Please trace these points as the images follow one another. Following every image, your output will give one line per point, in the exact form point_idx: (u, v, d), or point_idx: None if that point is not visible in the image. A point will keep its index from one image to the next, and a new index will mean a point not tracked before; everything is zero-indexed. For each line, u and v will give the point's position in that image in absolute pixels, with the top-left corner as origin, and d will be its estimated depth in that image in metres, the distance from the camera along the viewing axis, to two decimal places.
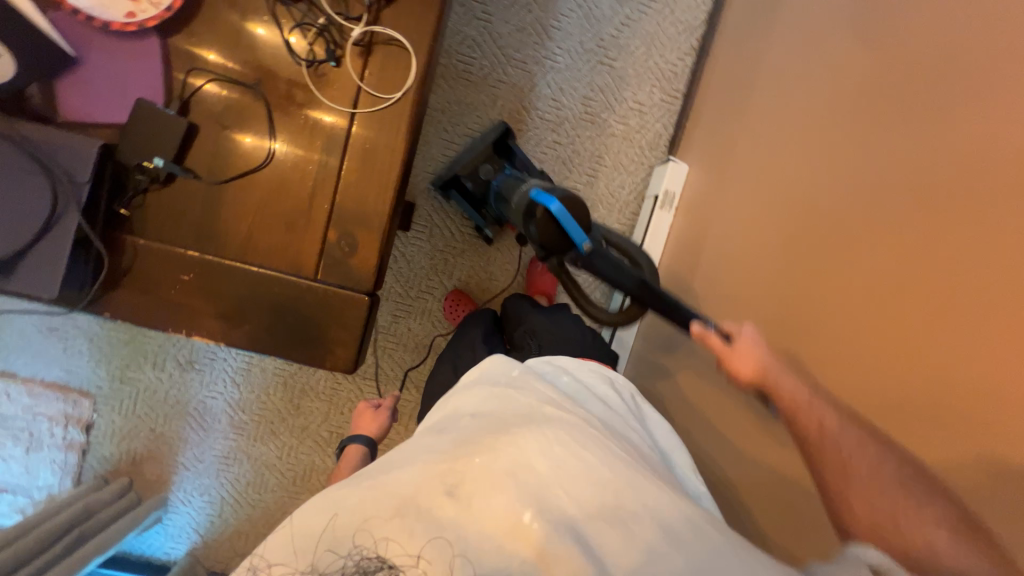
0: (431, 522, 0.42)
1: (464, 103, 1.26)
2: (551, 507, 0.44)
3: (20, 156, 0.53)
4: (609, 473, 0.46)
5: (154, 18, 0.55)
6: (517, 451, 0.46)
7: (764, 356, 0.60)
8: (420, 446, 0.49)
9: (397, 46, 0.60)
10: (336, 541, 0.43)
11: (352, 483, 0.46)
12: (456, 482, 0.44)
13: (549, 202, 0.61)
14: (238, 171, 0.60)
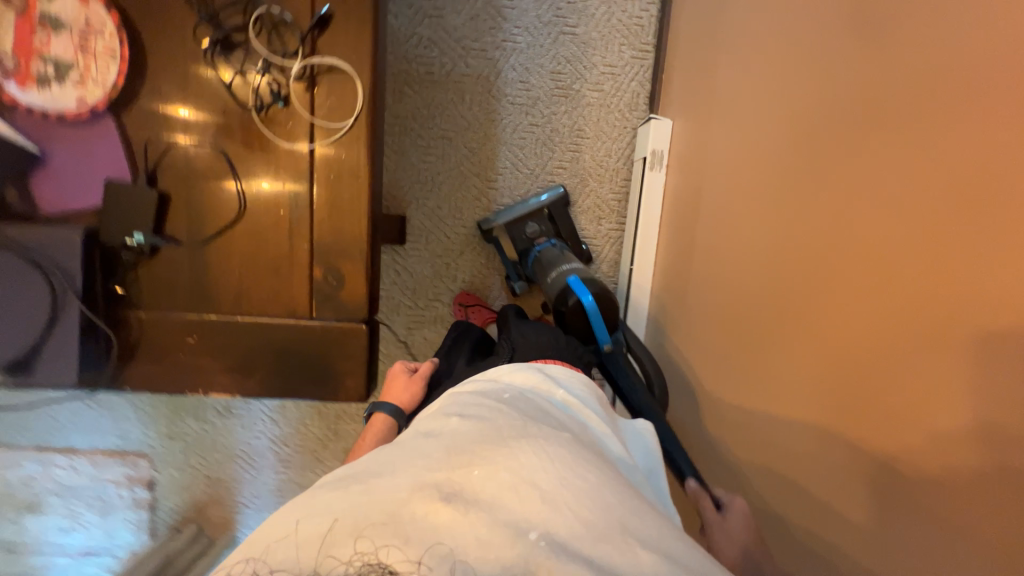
0: (426, 532, 0.37)
1: (433, 106, 1.24)
2: (553, 526, 0.38)
3: (14, 258, 0.56)
4: (613, 495, 0.41)
5: (102, 98, 0.56)
6: (520, 464, 0.41)
7: (749, 536, 0.63)
8: (412, 450, 0.44)
9: (340, 72, 0.59)
10: (336, 545, 0.36)
11: (342, 486, 0.41)
12: (454, 491, 0.39)
13: (585, 296, 0.80)
14: (216, 229, 0.61)
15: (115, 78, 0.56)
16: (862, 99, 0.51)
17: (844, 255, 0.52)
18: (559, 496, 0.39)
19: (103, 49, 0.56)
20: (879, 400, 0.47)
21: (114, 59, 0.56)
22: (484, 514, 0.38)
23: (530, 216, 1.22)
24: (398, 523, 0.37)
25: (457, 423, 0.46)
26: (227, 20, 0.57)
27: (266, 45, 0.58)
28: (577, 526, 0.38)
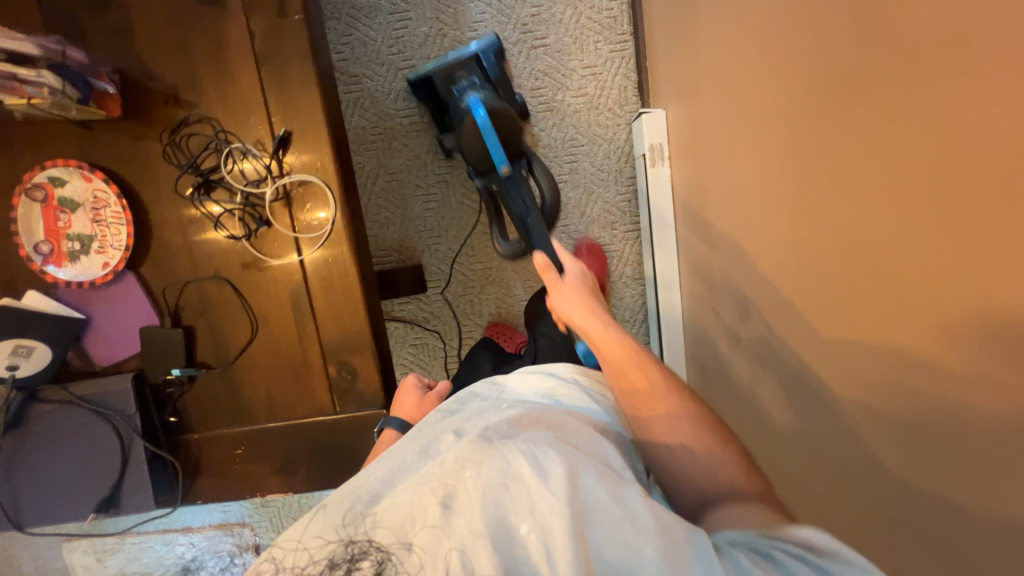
0: (417, 530, 0.45)
1: (424, 153, 1.26)
2: (533, 512, 0.43)
3: (83, 410, 0.64)
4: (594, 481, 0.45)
5: (122, 258, 0.63)
6: (498, 461, 0.46)
7: (584, 282, 0.80)
8: (410, 464, 0.51)
9: (310, 185, 0.62)
10: (333, 534, 0.47)
11: (348, 497, 0.50)
12: (446, 495, 0.45)
13: (478, 110, 0.92)
14: (237, 348, 0.66)
15: (125, 239, 0.63)
16: (839, 92, 0.47)
17: (863, 266, 0.47)
18: (531, 482, 0.44)
19: (113, 216, 0.63)
20: (934, 437, 0.41)
21: (122, 223, 0.63)
22: (467, 508, 0.44)
23: (461, 62, 1.10)
24: (393, 536, 0.45)
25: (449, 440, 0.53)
26: (203, 162, 0.61)
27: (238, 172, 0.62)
28: (558, 512, 0.42)
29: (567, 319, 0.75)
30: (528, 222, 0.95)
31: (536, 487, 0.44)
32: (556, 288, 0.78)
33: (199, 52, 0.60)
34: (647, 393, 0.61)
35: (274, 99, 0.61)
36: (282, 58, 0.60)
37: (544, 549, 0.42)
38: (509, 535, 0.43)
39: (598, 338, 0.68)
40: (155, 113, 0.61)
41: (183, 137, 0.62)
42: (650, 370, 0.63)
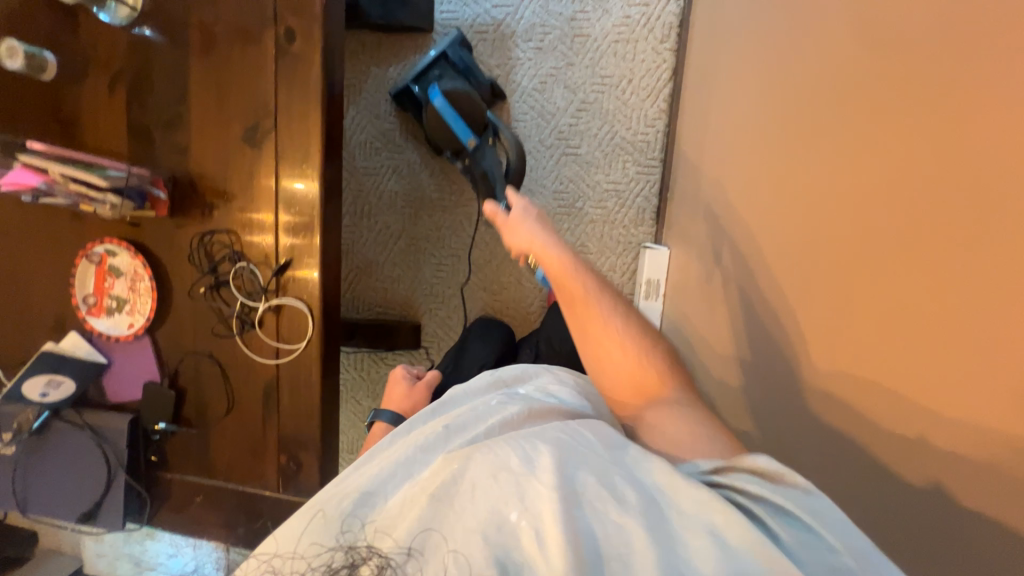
0: (408, 528, 0.48)
1: (444, 226, 1.36)
2: (528, 495, 0.46)
3: (87, 436, 0.79)
4: (579, 473, 0.48)
5: (143, 324, 0.77)
6: (482, 455, 0.50)
7: (525, 220, 0.75)
8: (403, 465, 0.55)
9: (298, 309, 0.72)
10: (337, 534, 0.51)
11: (347, 492, 0.54)
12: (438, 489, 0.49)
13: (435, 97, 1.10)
14: (214, 416, 0.78)
15: (149, 310, 0.76)
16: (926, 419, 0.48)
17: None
18: (519, 472, 0.48)
19: (144, 288, 0.76)
20: None
21: (149, 296, 0.76)
22: (459, 501, 0.48)
23: (432, 62, 1.14)
24: (389, 542, 0.48)
25: (437, 433, 0.58)
26: (220, 265, 0.73)
27: (262, 216, 0.72)
28: (545, 499, 0.45)
29: (520, 247, 0.74)
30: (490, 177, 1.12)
31: (524, 475, 0.47)
32: (503, 223, 0.76)
33: (236, 180, 0.72)
34: (588, 308, 0.67)
35: (285, 232, 0.71)
36: (301, 192, 0.70)
37: (533, 532, 0.45)
38: (500, 524, 0.46)
39: (544, 261, 0.70)
40: (192, 219, 0.74)
41: (207, 243, 0.73)
42: (590, 291, 0.67)
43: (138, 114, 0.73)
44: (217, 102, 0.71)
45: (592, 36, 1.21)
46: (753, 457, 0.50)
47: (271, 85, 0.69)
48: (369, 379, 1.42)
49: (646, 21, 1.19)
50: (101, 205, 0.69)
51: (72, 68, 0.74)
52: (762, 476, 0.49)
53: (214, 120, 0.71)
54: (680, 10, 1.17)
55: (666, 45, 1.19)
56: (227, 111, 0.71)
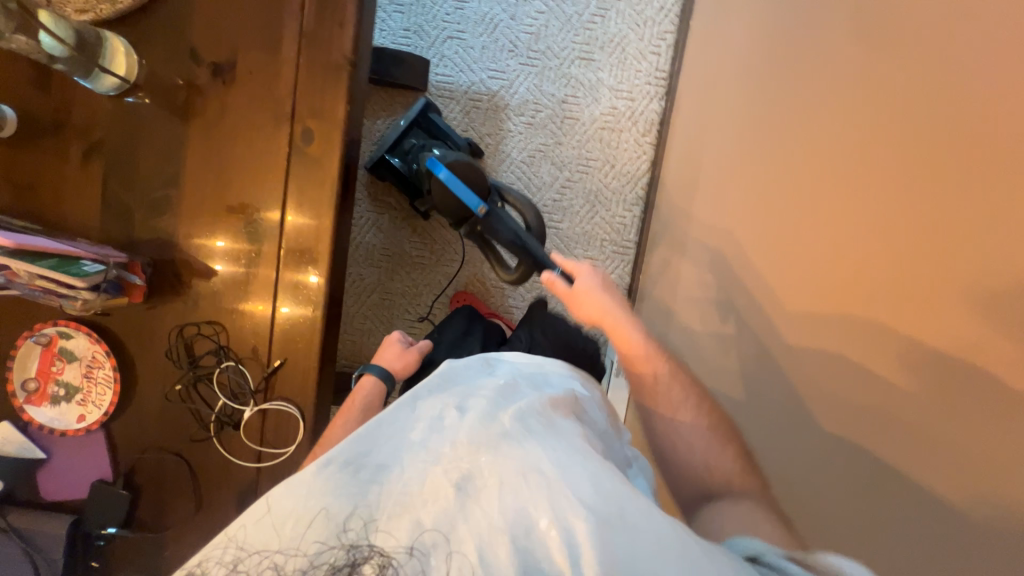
0: (425, 529, 0.39)
1: (423, 283, 1.34)
2: (574, 508, 0.39)
3: (12, 541, 0.69)
4: (630, 489, 0.41)
5: (97, 419, 0.68)
6: (525, 453, 0.42)
7: (594, 290, 0.78)
8: (414, 440, 0.45)
9: (287, 413, 0.68)
10: (319, 534, 0.39)
11: (339, 470, 0.43)
12: (464, 481, 0.41)
13: (440, 169, 0.96)
14: (173, 521, 0.71)
15: (107, 405, 0.68)
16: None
17: None
18: (572, 485, 0.40)
19: (104, 378, 0.68)
20: None
21: (110, 387, 0.68)
22: (488, 500, 0.40)
23: (407, 132, 1.12)
24: (394, 551, 0.38)
25: (457, 411, 0.48)
26: (203, 361, 0.68)
27: (221, 244, 0.67)
28: (594, 510, 0.38)
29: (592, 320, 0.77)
30: (523, 241, 0.95)
31: (575, 484, 0.40)
32: (575, 296, 0.79)
33: (228, 272, 0.67)
34: (663, 389, 0.71)
35: (281, 333, 0.68)
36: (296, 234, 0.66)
37: (582, 560, 0.36)
38: (535, 536, 0.38)
39: (618, 334, 0.74)
40: (171, 308, 0.68)
41: (189, 336, 0.68)
42: (667, 373, 0.71)
43: (118, 190, 0.67)
44: (215, 187, 0.67)
45: (580, 120, 1.28)
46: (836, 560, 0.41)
47: (279, 181, 0.66)
48: None
49: (630, 114, 1.28)
50: (69, 302, 0.61)
51: (38, 131, 0.66)
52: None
53: (209, 206, 0.67)
54: (661, 109, 1.27)
55: (647, 138, 1.28)
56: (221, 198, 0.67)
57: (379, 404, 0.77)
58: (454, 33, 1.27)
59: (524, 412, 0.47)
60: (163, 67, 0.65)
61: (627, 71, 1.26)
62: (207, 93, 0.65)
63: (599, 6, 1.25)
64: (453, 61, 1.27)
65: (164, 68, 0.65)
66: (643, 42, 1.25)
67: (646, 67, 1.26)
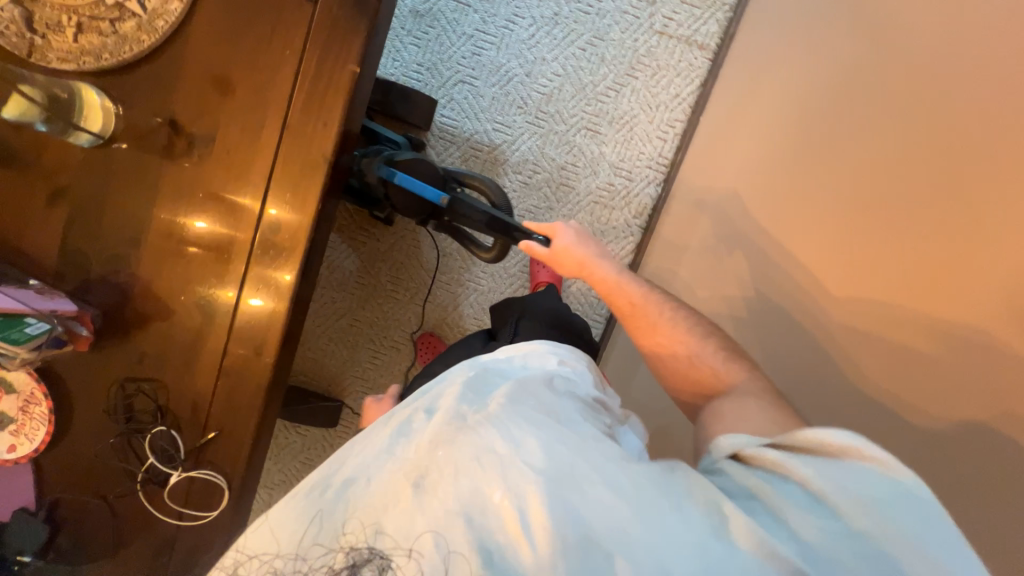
0: (404, 519, 0.49)
1: (393, 317, 1.34)
2: (511, 475, 0.49)
3: None
4: (559, 450, 0.52)
5: (27, 452, 0.69)
6: (468, 441, 0.52)
7: (573, 245, 0.84)
8: (384, 449, 0.56)
9: (213, 482, 0.69)
10: (323, 538, 0.52)
11: (326, 487, 0.55)
12: (420, 475, 0.51)
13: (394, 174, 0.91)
14: (89, 557, 0.72)
15: (40, 439, 0.68)
16: None
17: None
18: (507, 459, 0.50)
19: (39, 413, 0.68)
20: None
21: (44, 423, 0.68)
22: (443, 485, 0.50)
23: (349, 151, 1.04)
24: (387, 545, 0.49)
25: (423, 417, 0.58)
26: (140, 415, 0.69)
27: (203, 225, 0.66)
28: (529, 474, 0.49)
29: (579, 269, 0.84)
30: (493, 216, 0.91)
31: (508, 457, 0.51)
32: (556, 254, 0.85)
33: (180, 337, 0.68)
34: (648, 324, 0.79)
35: (222, 404, 0.69)
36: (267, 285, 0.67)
37: (518, 512, 0.48)
38: (485, 506, 0.48)
39: (601, 282, 0.82)
40: (115, 359, 0.68)
41: (129, 389, 0.68)
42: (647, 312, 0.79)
43: (80, 236, 0.67)
44: (194, 220, 0.66)
45: (576, 189, 1.28)
46: (814, 435, 0.53)
47: (252, 227, 0.66)
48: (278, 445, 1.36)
49: (625, 193, 1.28)
50: (9, 354, 0.61)
51: (6, 162, 0.65)
52: (814, 450, 0.53)
53: (171, 269, 0.67)
54: (657, 194, 1.27)
55: (637, 220, 1.28)
56: (200, 232, 0.66)
57: None
58: (467, 77, 1.25)
59: (469, 408, 0.57)
60: (145, 126, 0.64)
61: (631, 150, 1.26)
62: (184, 158, 0.65)
63: (615, 81, 1.24)
64: (461, 105, 1.26)
65: (144, 127, 0.64)
66: (651, 125, 1.25)
67: (649, 150, 1.26)
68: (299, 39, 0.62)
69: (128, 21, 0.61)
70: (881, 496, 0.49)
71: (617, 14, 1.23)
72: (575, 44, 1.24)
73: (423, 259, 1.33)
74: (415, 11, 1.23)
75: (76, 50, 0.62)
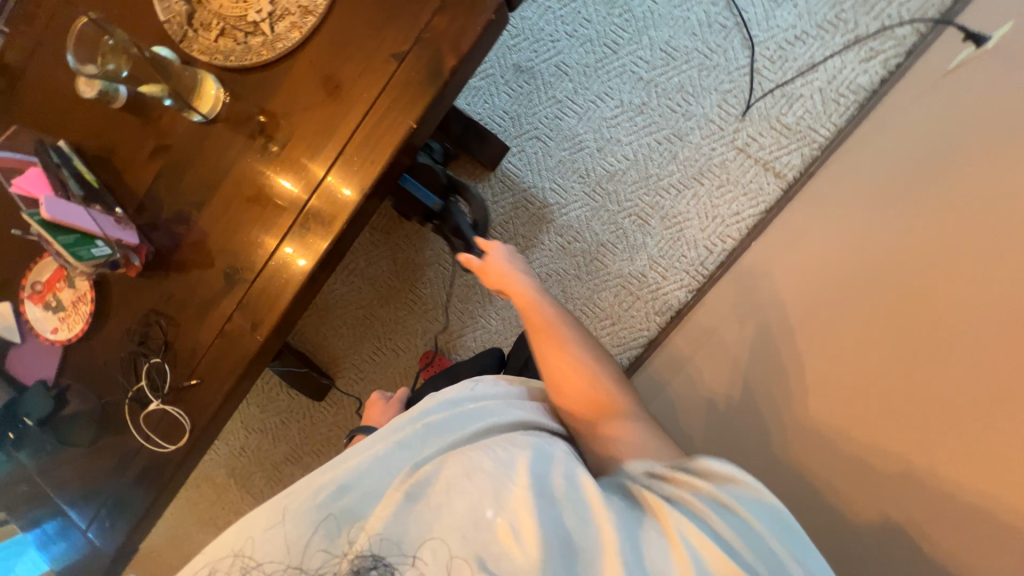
0: (406, 527, 0.56)
1: (403, 323, 1.42)
2: (500, 491, 0.55)
3: None
4: (543, 466, 0.57)
5: (64, 339, 0.83)
6: (459, 462, 0.58)
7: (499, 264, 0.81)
8: (386, 464, 0.63)
9: (181, 420, 0.79)
10: (332, 544, 0.58)
11: (324, 488, 0.62)
12: (418, 488, 0.58)
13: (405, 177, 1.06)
14: (71, 441, 0.84)
15: (76, 333, 0.82)
16: None
17: None
18: (490, 478, 0.56)
19: (83, 312, 0.82)
20: None
21: (83, 321, 0.82)
22: (439, 497, 0.57)
23: None
24: (389, 552, 0.56)
25: (414, 433, 0.65)
26: (150, 343, 0.80)
27: (286, 183, 0.76)
28: (517, 491, 0.55)
29: (502, 288, 0.80)
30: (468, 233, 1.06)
31: (494, 474, 0.56)
32: (486, 270, 0.82)
33: (201, 293, 0.79)
34: (560, 365, 0.70)
35: (212, 359, 0.78)
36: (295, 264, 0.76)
37: (508, 525, 0.53)
38: (479, 520, 0.55)
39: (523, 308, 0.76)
40: (150, 291, 0.81)
41: (150, 319, 0.81)
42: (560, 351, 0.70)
43: (163, 186, 0.81)
44: (280, 178, 0.77)
45: (608, 267, 1.29)
46: (704, 460, 0.58)
47: (312, 190, 0.75)
48: (267, 398, 1.48)
49: (654, 288, 1.27)
50: (73, 263, 0.75)
51: (133, 113, 0.81)
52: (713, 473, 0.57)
53: (216, 236, 0.79)
54: (685, 300, 1.25)
55: (658, 318, 1.27)
56: (281, 189, 0.77)
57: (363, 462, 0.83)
58: (543, 135, 1.32)
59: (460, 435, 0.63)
60: (241, 118, 0.78)
61: (674, 250, 1.26)
62: (260, 151, 0.77)
63: (680, 181, 1.26)
64: (528, 158, 1.33)
65: (240, 119, 0.78)
66: (702, 232, 1.24)
67: (692, 256, 1.25)
68: (379, 86, 0.72)
69: (258, 38, 0.76)
70: (768, 517, 0.54)
71: (702, 120, 1.25)
72: (652, 135, 1.27)
73: (448, 282, 1.40)
74: (517, 66, 1.34)
75: (213, 48, 0.76)
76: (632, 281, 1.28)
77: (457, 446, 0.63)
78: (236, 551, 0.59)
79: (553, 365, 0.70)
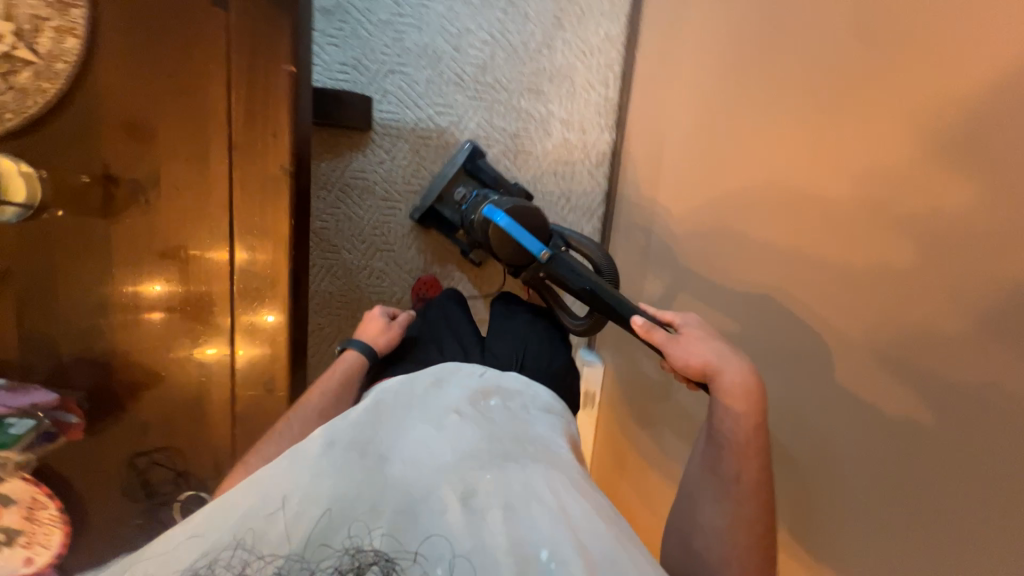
0: (425, 533, 0.45)
1: None
2: (564, 538, 0.46)
3: None
4: (601, 518, 0.50)
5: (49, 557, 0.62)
6: (518, 483, 0.50)
7: (710, 352, 0.70)
8: (423, 442, 0.53)
9: None
10: (330, 536, 0.45)
11: (354, 457, 0.50)
12: (472, 492, 0.48)
13: (498, 216, 0.88)
14: None
15: (60, 542, 0.62)
16: None
17: None
18: (551, 508, 0.48)
19: (49, 516, 0.62)
20: None
21: (60, 524, 0.62)
22: (489, 512, 0.47)
23: (454, 180, 1.14)
24: (396, 553, 0.44)
25: (453, 417, 0.57)
26: (162, 487, 0.65)
27: (158, 288, 0.61)
28: (580, 541, 0.46)
29: (700, 371, 0.70)
30: (592, 286, 0.85)
31: (556, 517, 0.48)
32: (674, 344, 0.72)
33: (180, 400, 0.64)
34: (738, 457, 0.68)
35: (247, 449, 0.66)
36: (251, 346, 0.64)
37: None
38: (529, 557, 0.44)
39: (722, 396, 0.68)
40: (116, 439, 0.63)
41: (141, 466, 0.64)
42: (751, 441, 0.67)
43: (34, 320, 0.61)
44: (147, 286, 0.61)
45: (534, 153, 1.26)
46: None
47: (227, 278, 0.62)
48: None
49: (581, 147, 1.27)
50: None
51: None
52: None
53: (143, 333, 0.62)
54: (613, 140, 1.27)
55: (601, 170, 1.28)
56: (156, 296, 0.62)
57: (357, 377, 0.75)
58: (396, 66, 1.20)
59: (513, 441, 0.55)
60: (75, 187, 0.59)
61: (577, 102, 1.25)
62: (129, 208, 0.60)
63: (545, 36, 1.23)
64: (397, 96, 1.21)
65: (72, 186, 0.59)
66: (590, 72, 1.25)
67: (594, 98, 1.26)
68: (220, 49, 0.58)
69: (27, 74, 0.56)
70: None
71: None
72: (497, 8, 1.21)
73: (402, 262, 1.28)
74: (323, 8, 1.16)
75: None
76: (563, 151, 1.27)
77: (502, 445, 0.54)
78: (237, 536, 0.44)
79: (730, 452, 0.68)
